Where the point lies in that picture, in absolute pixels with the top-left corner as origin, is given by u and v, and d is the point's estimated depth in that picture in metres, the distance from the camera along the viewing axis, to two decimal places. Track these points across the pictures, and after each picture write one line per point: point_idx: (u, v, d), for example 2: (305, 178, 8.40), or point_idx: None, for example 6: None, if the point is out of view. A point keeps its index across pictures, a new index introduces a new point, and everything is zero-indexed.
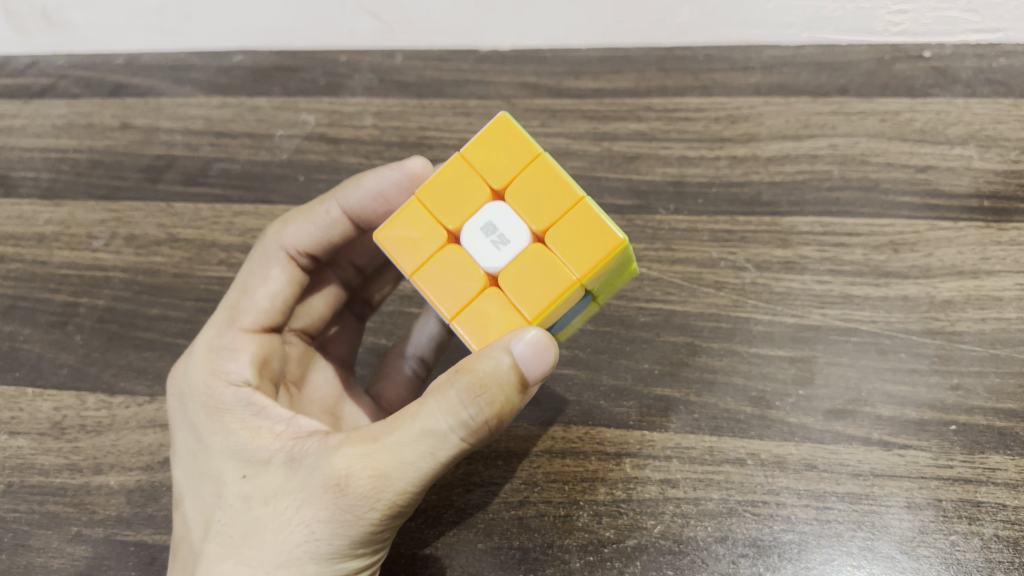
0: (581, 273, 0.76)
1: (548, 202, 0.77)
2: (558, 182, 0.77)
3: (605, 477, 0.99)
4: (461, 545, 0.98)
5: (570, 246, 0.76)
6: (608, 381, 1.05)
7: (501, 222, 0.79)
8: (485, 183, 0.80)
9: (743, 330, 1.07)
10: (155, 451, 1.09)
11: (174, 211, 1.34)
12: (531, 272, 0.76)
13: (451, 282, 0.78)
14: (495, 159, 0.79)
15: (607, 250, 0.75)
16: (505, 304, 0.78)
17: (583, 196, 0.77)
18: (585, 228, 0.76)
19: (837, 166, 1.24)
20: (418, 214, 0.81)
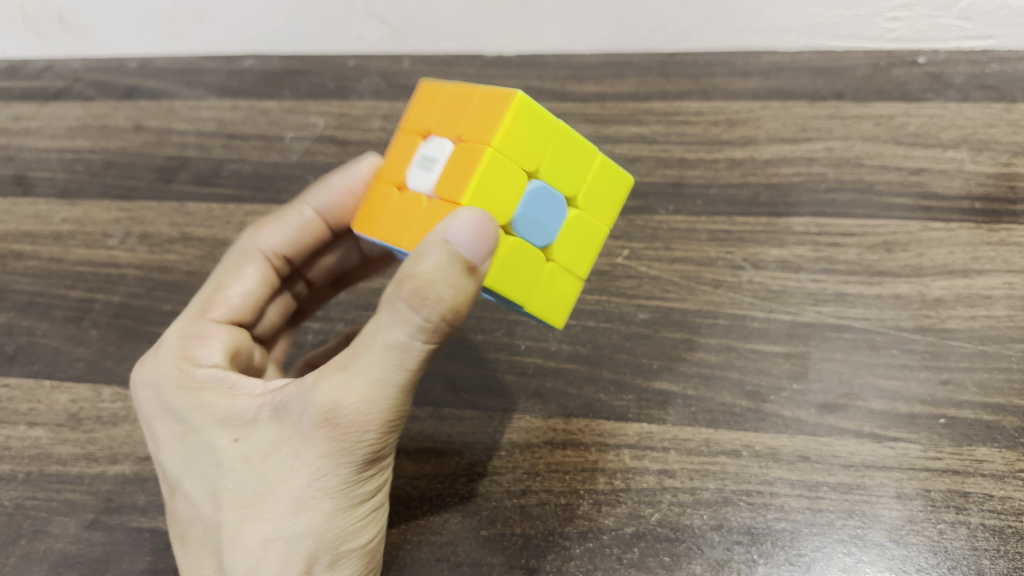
0: (494, 134, 0.77)
1: (458, 110, 0.84)
2: (463, 90, 0.84)
3: (605, 468, 1.02)
4: (466, 531, 1.01)
5: (478, 126, 0.80)
6: (609, 375, 1.09)
7: (430, 150, 0.86)
8: (420, 135, 0.89)
9: (740, 326, 1.11)
10: None
11: (188, 210, 1.38)
12: (456, 167, 0.80)
13: (401, 217, 0.85)
14: (424, 118, 0.89)
15: (506, 105, 0.77)
16: (439, 202, 0.81)
17: (483, 89, 0.82)
18: (486, 106, 0.80)
19: (832, 168, 1.28)
20: (379, 191, 0.91)
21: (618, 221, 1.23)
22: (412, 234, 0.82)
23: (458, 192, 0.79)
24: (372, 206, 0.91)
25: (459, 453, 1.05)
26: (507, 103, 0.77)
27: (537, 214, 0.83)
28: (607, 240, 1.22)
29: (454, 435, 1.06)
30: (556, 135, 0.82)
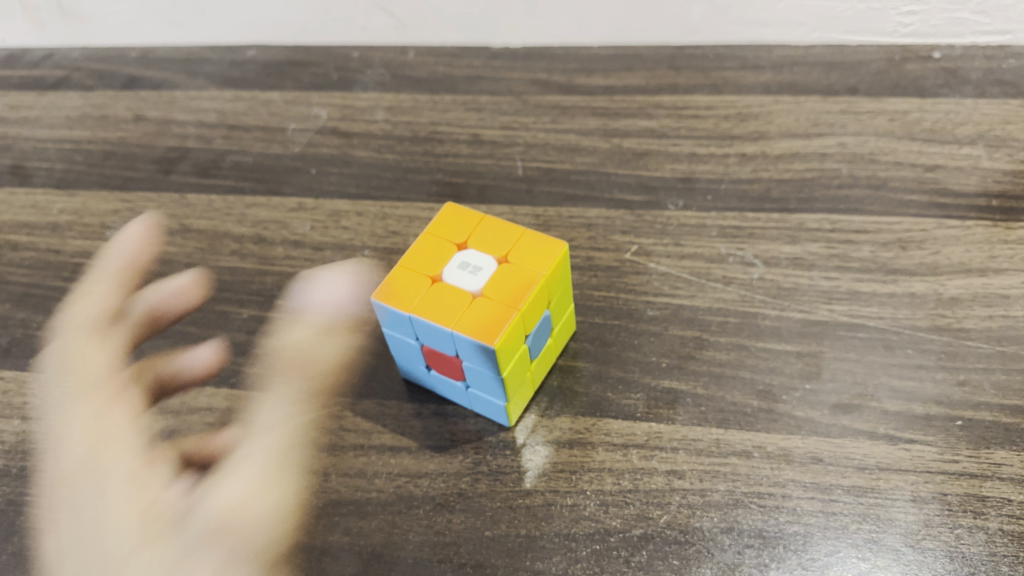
0: (547, 269, 0.97)
1: (500, 238, 1.01)
2: (505, 226, 1.02)
3: (612, 468, 0.98)
4: (468, 532, 0.96)
5: (525, 257, 0.98)
6: (616, 373, 1.07)
7: (470, 259, 1.00)
8: (451, 243, 1.01)
9: (752, 323, 1.09)
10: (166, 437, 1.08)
11: (187, 202, 1.36)
12: (506, 282, 0.97)
13: (444, 308, 0.95)
14: (452, 227, 1.03)
15: (557, 251, 0.99)
16: (489, 307, 0.95)
17: (524, 229, 1.01)
18: (535, 243, 0.99)
19: (845, 164, 1.25)
20: (404, 276, 0.99)
21: (628, 215, 1.23)
22: (467, 326, 0.93)
23: (515, 303, 0.94)
24: (395, 279, 0.98)
25: (463, 452, 1.02)
26: (559, 252, 0.98)
27: (535, 344, 1.00)
28: (615, 235, 1.21)
29: (459, 432, 1.04)
30: (567, 291, 1.03)
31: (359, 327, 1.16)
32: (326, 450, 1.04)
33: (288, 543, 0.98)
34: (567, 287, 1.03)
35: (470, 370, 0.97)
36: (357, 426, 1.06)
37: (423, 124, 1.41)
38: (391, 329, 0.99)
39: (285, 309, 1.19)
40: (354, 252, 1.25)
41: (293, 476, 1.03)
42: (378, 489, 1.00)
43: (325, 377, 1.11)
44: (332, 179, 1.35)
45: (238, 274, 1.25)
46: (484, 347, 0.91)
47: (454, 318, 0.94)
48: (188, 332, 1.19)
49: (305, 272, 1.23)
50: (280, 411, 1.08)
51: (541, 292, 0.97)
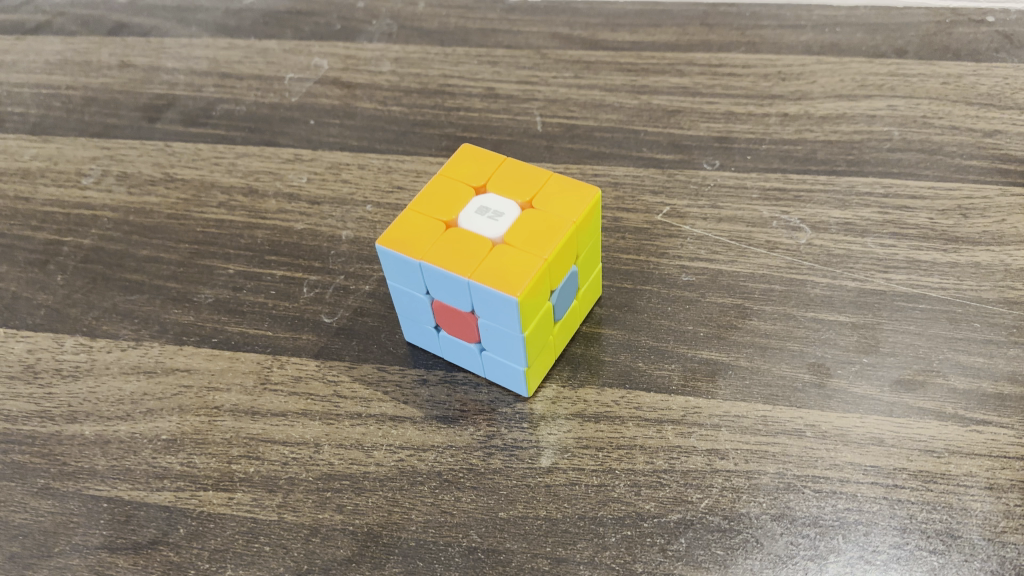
0: (578, 216, 0.85)
1: (524, 181, 0.89)
2: (529, 169, 0.90)
3: (644, 445, 0.87)
4: (480, 512, 0.83)
5: (553, 202, 0.87)
6: (648, 342, 0.95)
7: (490, 204, 0.87)
8: (467, 185, 0.89)
9: (799, 292, 0.98)
10: (135, 400, 0.95)
11: (173, 150, 1.24)
12: (531, 228, 0.85)
13: (460, 254, 0.83)
14: (469, 167, 0.90)
15: (590, 197, 0.87)
16: (512, 255, 0.83)
17: (551, 172, 0.89)
18: (565, 188, 0.88)
19: (896, 127, 1.15)
20: (414, 220, 0.86)
21: (659, 174, 1.12)
22: (485, 274, 0.81)
23: (541, 251, 0.83)
24: (403, 222, 0.86)
25: (475, 424, 0.90)
26: (592, 197, 0.87)
27: (560, 302, 0.88)
28: (645, 195, 1.10)
29: (469, 402, 0.92)
30: (596, 243, 0.91)
31: (360, 287, 1.04)
32: (318, 418, 0.92)
33: (271, 520, 0.85)
34: (597, 242, 0.91)
35: (486, 328, 0.85)
36: (354, 392, 0.94)
37: (433, 77, 1.30)
38: (397, 279, 0.87)
39: (277, 265, 1.07)
40: (355, 207, 1.13)
41: (280, 446, 0.90)
42: (377, 463, 0.88)
43: (320, 339, 0.99)
44: (332, 131, 1.23)
45: (225, 227, 1.13)
46: (505, 299, 0.79)
47: (472, 265, 0.82)
48: (167, 286, 1.06)
49: (300, 226, 1.11)
50: (268, 374, 0.96)
51: (570, 242, 0.85)
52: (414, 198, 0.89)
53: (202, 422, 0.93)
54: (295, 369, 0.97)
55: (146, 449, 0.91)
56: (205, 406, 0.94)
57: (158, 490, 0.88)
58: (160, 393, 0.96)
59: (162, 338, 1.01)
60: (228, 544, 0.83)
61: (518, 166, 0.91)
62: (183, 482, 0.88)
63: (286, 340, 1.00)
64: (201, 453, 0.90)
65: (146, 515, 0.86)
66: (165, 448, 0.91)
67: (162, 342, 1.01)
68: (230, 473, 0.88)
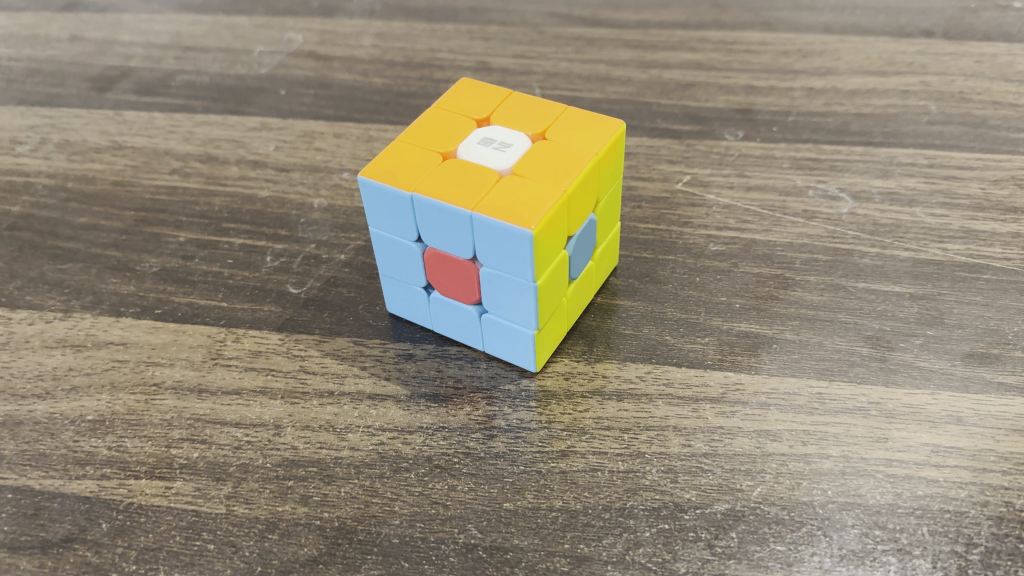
0: (600, 148, 0.72)
1: (535, 114, 0.76)
2: (540, 103, 0.77)
3: (678, 426, 0.71)
4: (480, 503, 0.67)
5: (571, 135, 0.73)
6: (675, 314, 0.80)
7: (495, 135, 0.74)
8: (468, 117, 0.76)
9: (846, 262, 0.85)
10: (58, 377, 0.79)
11: (124, 119, 1.09)
12: (545, 160, 0.71)
13: (460, 185, 0.69)
14: (469, 101, 0.77)
15: (613, 129, 0.74)
16: (523, 186, 0.69)
17: (566, 106, 0.76)
18: (583, 121, 0.75)
19: (933, 101, 1.04)
20: (405, 152, 0.73)
21: (676, 144, 0.99)
22: (491, 206, 0.67)
23: (559, 182, 0.69)
24: (392, 154, 0.73)
25: (471, 403, 0.74)
26: (616, 130, 0.74)
27: (577, 254, 0.74)
28: (661, 164, 0.96)
29: (465, 379, 0.77)
30: (617, 192, 0.78)
31: (334, 255, 0.89)
32: (279, 396, 0.76)
33: (218, 513, 0.68)
34: (617, 190, 0.78)
35: (489, 279, 0.71)
36: (325, 368, 0.78)
37: (419, 51, 1.18)
38: (383, 223, 0.73)
39: (237, 233, 0.92)
40: (329, 175, 0.99)
41: (230, 427, 0.73)
42: (351, 447, 0.72)
43: (284, 311, 0.83)
44: (305, 102, 1.10)
45: (178, 194, 0.98)
46: (517, 232, 0.66)
47: (476, 197, 0.68)
48: (106, 256, 0.91)
49: (266, 194, 0.97)
50: (219, 348, 0.80)
51: (591, 177, 0.71)
52: (405, 132, 0.76)
53: (138, 400, 0.76)
54: (254, 342, 0.80)
55: (65, 431, 0.74)
56: (143, 383, 0.78)
57: (77, 479, 0.71)
58: (88, 369, 0.79)
59: (95, 309, 0.85)
60: (162, 541, 0.66)
61: (526, 100, 0.78)
62: (110, 469, 0.71)
63: (244, 311, 0.84)
64: (133, 436, 0.73)
65: (60, 508, 0.69)
66: (89, 431, 0.74)
67: (95, 314, 0.84)
68: (169, 459, 0.71)
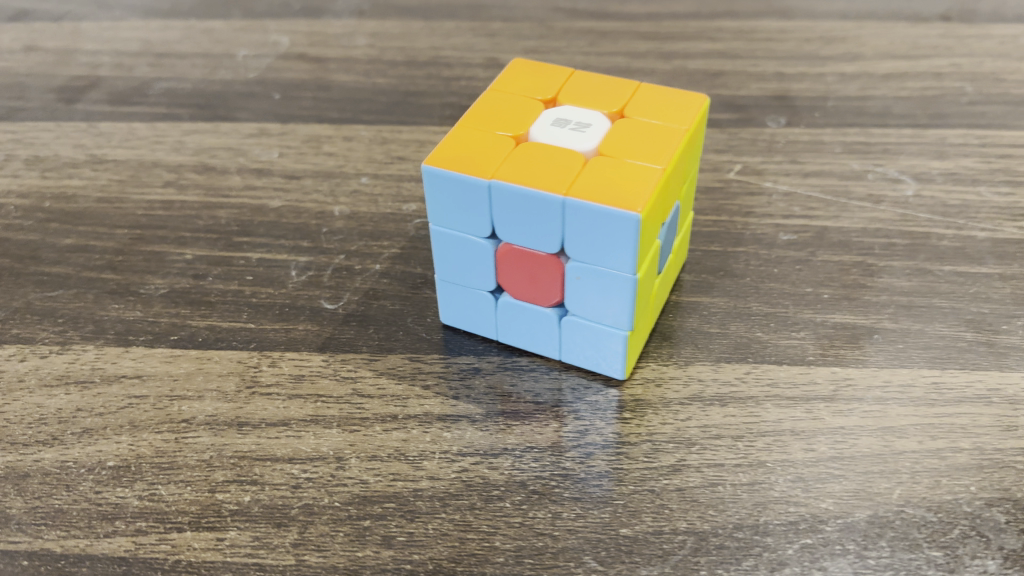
0: (691, 123, 0.65)
1: (608, 91, 0.68)
2: (611, 79, 0.69)
3: (795, 429, 0.64)
4: (594, 531, 0.58)
5: (653, 111, 0.66)
6: (762, 308, 0.73)
7: (569, 115, 0.66)
8: (534, 97, 0.68)
9: (926, 246, 0.79)
10: (65, 419, 0.67)
11: (100, 130, 0.98)
12: (632, 138, 0.64)
13: (544, 170, 0.61)
14: (531, 80, 0.69)
15: (699, 103, 0.67)
16: (615, 167, 0.61)
17: (640, 82, 0.69)
18: (663, 96, 0.67)
19: (969, 82, 0.99)
20: (472, 136, 0.65)
21: (718, 133, 0.93)
22: (585, 189, 0.59)
23: (654, 161, 0.61)
24: (456, 139, 0.64)
25: (558, 419, 0.66)
26: (702, 104, 0.66)
27: (666, 244, 0.66)
28: (708, 154, 0.90)
29: (544, 393, 0.68)
30: (696, 176, 0.71)
31: (368, 266, 0.79)
32: (335, 425, 0.66)
33: (286, 565, 0.57)
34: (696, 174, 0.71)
35: (578, 275, 0.63)
36: (381, 390, 0.68)
37: (420, 50, 1.09)
38: (449, 217, 0.65)
39: (253, 247, 0.82)
40: (346, 180, 0.89)
41: (284, 464, 0.63)
42: (430, 478, 0.62)
43: (323, 329, 0.73)
44: (304, 106, 1.01)
45: (176, 208, 0.87)
46: (621, 217, 0.58)
47: (566, 180, 0.60)
48: (103, 279, 0.79)
49: (278, 203, 0.87)
50: (255, 375, 0.70)
51: (684, 155, 0.64)
52: (463, 116, 0.68)
53: (166, 440, 0.65)
54: (294, 366, 0.70)
55: (83, 482, 0.63)
56: (168, 420, 0.67)
57: (107, 537, 0.59)
58: (100, 408, 0.68)
59: (98, 339, 0.73)
60: None
61: (594, 78, 0.70)
62: (146, 522, 0.60)
63: (276, 332, 0.73)
64: (167, 482, 0.62)
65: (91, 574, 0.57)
66: (113, 480, 0.63)
67: (99, 344, 0.73)
68: (215, 505, 0.61)
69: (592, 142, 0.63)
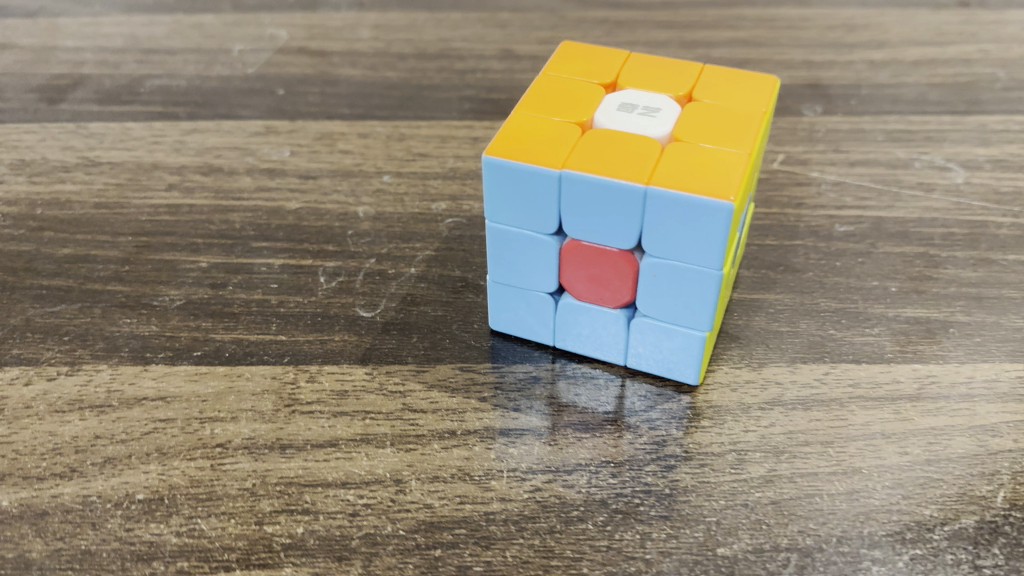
0: (766, 106, 0.61)
1: (670, 73, 0.64)
2: (670, 61, 0.65)
3: (885, 432, 0.60)
4: (689, 552, 0.53)
5: (723, 93, 0.62)
6: (830, 304, 0.69)
7: (634, 100, 0.62)
8: (593, 82, 0.63)
9: (987, 234, 0.76)
10: (83, 448, 0.60)
11: (89, 130, 0.90)
12: (707, 122, 0.59)
13: (619, 158, 0.57)
14: (586, 63, 0.65)
15: (770, 85, 0.63)
16: (694, 153, 0.57)
17: (702, 64, 0.65)
18: (730, 77, 0.63)
19: (1001, 68, 0.96)
20: (534, 124, 0.60)
21: None
22: (668, 178, 0.55)
23: (735, 147, 0.57)
24: (517, 126, 0.59)
25: (631, 431, 0.60)
26: (773, 86, 0.62)
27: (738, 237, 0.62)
28: None
29: (612, 402, 0.63)
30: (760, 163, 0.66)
31: (402, 269, 0.74)
32: (388, 443, 0.60)
33: None
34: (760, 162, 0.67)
35: (654, 273, 0.58)
36: (435, 404, 0.62)
37: (428, 42, 1.03)
38: (510, 213, 0.60)
39: (274, 252, 0.75)
40: (367, 180, 0.83)
41: (336, 490, 0.57)
42: (500, 499, 0.56)
43: (361, 339, 0.67)
44: (311, 101, 0.94)
45: (184, 212, 0.80)
46: (712, 206, 0.53)
47: (647, 169, 0.56)
48: (110, 292, 0.72)
49: (296, 205, 0.81)
50: (293, 392, 0.63)
51: (761, 140, 0.60)
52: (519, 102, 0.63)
53: (200, 468, 0.59)
54: (334, 380, 0.64)
55: (111, 519, 0.56)
56: (201, 445, 0.60)
57: None
58: (122, 434, 0.61)
59: (112, 357, 0.67)
60: None
61: (651, 60, 0.66)
62: (187, 562, 0.54)
63: (311, 344, 0.67)
64: (208, 515, 0.56)
65: None
66: (145, 514, 0.56)
67: (113, 363, 0.66)
68: (265, 540, 0.54)
69: (664, 127, 0.59)
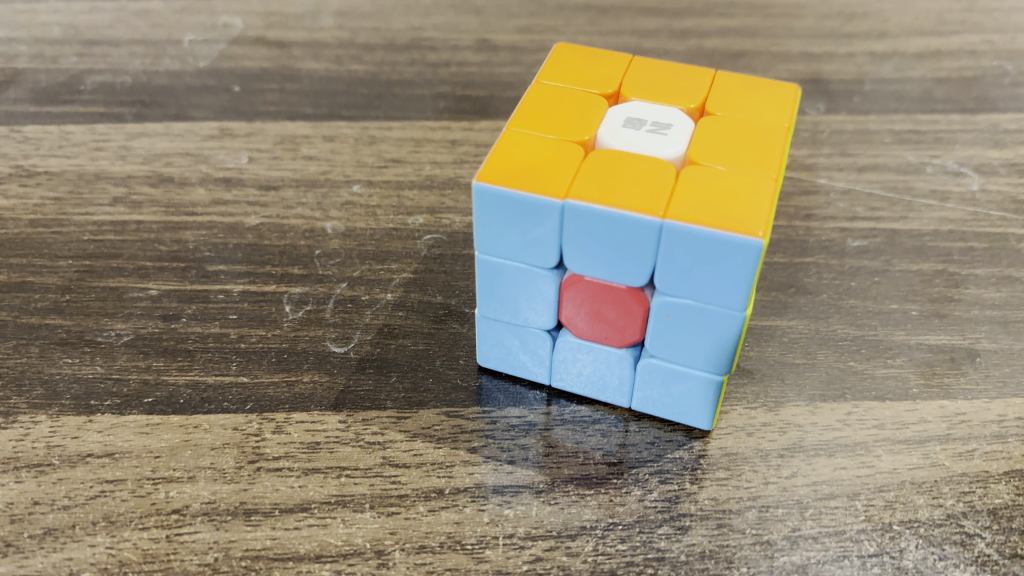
0: (788, 121, 0.55)
1: (679, 82, 0.57)
2: (679, 69, 0.59)
3: (916, 481, 0.55)
4: None
5: (740, 107, 0.56)
6: (848, 332, 0.63)
7: (641, 114, 0.55)
8: (594, 93, 0.57)
9: (1007, 248, 0.70)
10: (19, 518, 0.53)
11: (23, 135, 0.81)
12: (724, 140, 0.53)
13: (629, 184, 0.50)
14: (585, 72, 0.58)
15: (790, 96, 0.57)
16: (714, 178, 0.50)
17: (713, 73, 0.59)
18: (746, 88, 0.57)
19: (1009, 61, 0.90)
20: (530, 143, 0.53)
21: None
22: (687, 208, 0.49)
23: (757, 170, 0.51)
24: (511, 146, 0.53)
25: (640, 485, 0.54)
26: (794, 98, 0.56)
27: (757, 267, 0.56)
28: None
29: (616, 451, 0.56)
30: None
31: (377, 295, 0.66)
32: (367, 507, 0.53)
33: None
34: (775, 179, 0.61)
35: (667, 312, 0.52)
36: (419, 457, 0.56)
37: (398, 30, 0.95)
38: (505, 245, 0.53)
39: (233, 276, 0.68)
40: (335, 190, 0.76)
41: (309, 565, 0.50)
42: (496, 572, 0.50)
43: (334, 380, 0.60)
44: (271, 100, 0.86)
45: (132, 230, 0.72)
46: (738, 242, 0.47)
47: (661, 198, 0.49)
48: (48, 326, 0.64)
49: (257, 221, 0.73)
50: (258, 446, 0.56)
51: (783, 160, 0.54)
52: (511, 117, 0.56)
53: (154, 539, 0.52)
54: (305, 431, 0.57)
55: None
56: (155, 512, 0.53)
57: None
58: (65, 500, 0.54)
59: (52, 406, 0.59)
60: None
61: (656, 67, 0.59)
62: None
63: (277, 386, 0.60)
64: None
65: None
66: None
67: (53, 413, 0.58)
68: None
69: (677, 147, 0.53)
